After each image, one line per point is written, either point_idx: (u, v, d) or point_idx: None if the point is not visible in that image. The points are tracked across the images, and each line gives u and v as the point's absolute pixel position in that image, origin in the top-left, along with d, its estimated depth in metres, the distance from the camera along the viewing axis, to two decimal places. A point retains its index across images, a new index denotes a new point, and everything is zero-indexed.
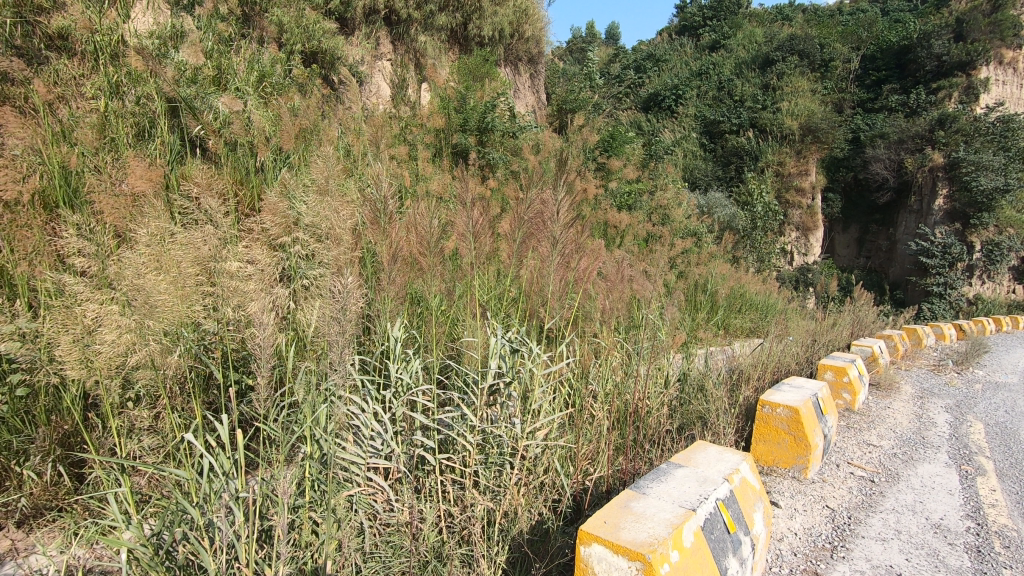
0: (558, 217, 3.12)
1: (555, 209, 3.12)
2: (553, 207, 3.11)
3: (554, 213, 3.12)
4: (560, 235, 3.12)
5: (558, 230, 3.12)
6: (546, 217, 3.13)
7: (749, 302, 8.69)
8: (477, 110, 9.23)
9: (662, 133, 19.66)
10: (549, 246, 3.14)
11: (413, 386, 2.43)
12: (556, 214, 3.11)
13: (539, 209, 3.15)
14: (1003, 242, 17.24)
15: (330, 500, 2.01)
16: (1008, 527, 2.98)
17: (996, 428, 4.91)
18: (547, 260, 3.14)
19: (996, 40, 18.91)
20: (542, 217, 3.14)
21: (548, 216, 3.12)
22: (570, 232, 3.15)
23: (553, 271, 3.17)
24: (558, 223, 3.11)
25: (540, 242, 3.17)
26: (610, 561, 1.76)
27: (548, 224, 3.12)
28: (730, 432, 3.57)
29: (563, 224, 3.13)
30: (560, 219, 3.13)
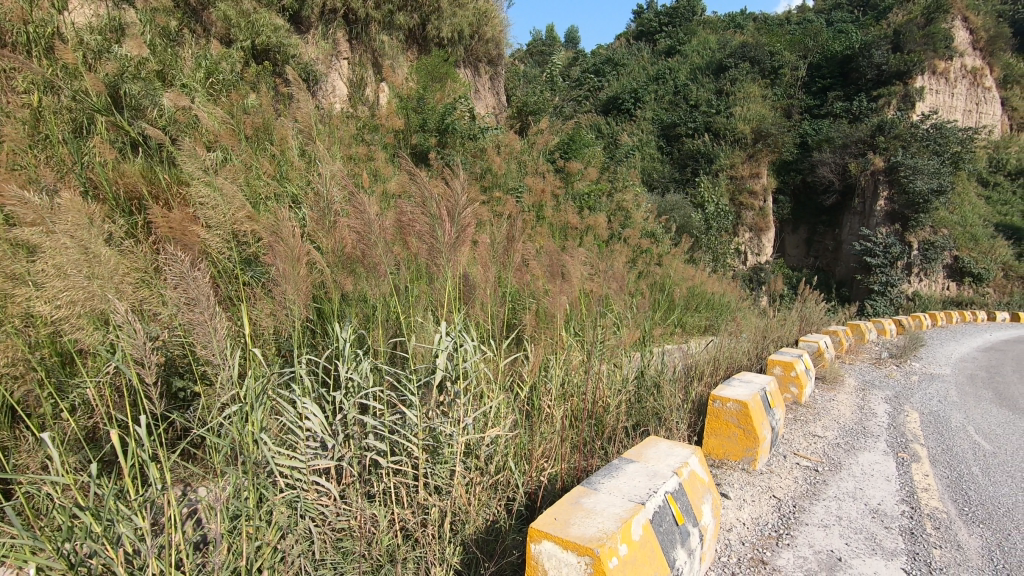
0: (441, 207, 2.98)
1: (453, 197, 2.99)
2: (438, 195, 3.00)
3: (432, 204, 2.97)
4: (440, 230, 2.98)
5: (445, 224, 2.98)
6: (423, 208, 2.98)
7: (704, 301, 8.95)
8: (436, 111, 9.19)
9: (621, 137, 20.00)
10: (434, 239, 3.00)
11: (364, 388, 2.37)
12: (451, 203, 3.01)
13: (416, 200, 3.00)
14: (937, 241, 18.30)
15: (270, 503, 1.96)
16: (939, 510, 3.16)
17: (930, 417, 5.19)
18: (438, 256, 3.02)
19: (929, 51, 20.03)
20: (446, 207, 3.02)
21: (431, 211, 2.98)
22: (449, 224, 3.00)
23: (450, 268, 3.07)
24: (433, 211, 2.97)
25: (425, 233, 3.01)
26: (559, 557, 1.77)
27: (424, 215, 2.98)
28: (683, 427, 3.70)
29: (444, 215, 2.98)
30: (437, 212, 2.98)
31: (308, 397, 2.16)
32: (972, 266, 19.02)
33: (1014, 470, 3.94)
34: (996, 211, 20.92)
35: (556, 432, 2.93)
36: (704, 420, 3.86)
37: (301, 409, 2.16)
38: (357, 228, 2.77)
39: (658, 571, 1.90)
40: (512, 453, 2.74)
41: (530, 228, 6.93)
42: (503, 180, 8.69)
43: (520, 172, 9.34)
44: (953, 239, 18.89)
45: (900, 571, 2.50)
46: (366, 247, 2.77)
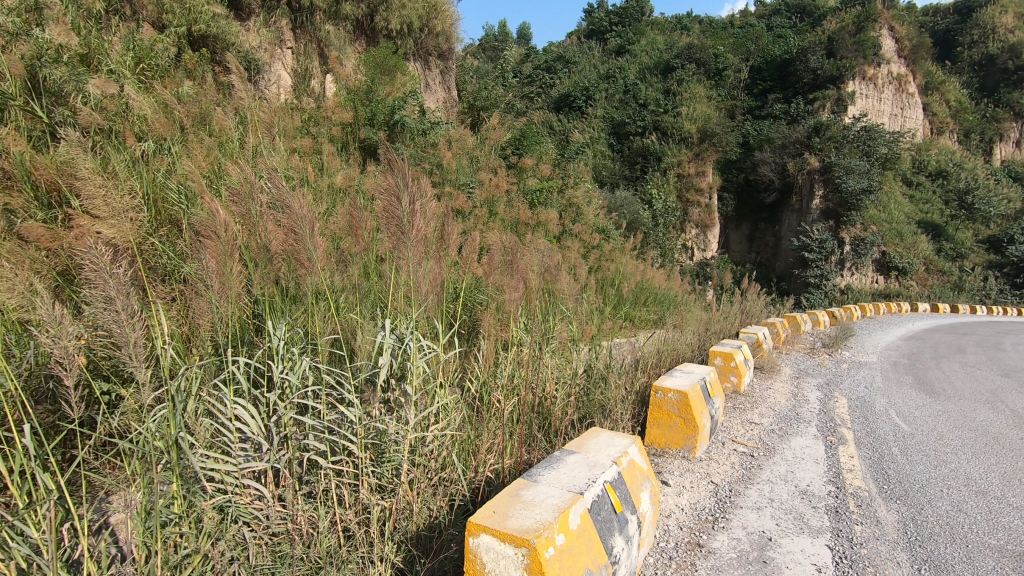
0: (410, 198, 2.97)
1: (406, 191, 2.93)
2: (407, 184, 2.98)
3: (401, 194, 2.96)
4: (409, 222, 2.97)
5: (409, 216, 2.97)
6: (395, 197, 2.96)
7: (652, 296, 9.18)
8: (386, 104, 9.06)
9: (572, 134, 20.21)
10: (401, 231, 2.99)
11: (300, 387, 2.31)
12: (409, 194, 2.97)
13: (385, 189, 2.97)
14: (867, 238, 19.47)
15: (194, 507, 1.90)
16: (861, 488, 3.37)
17: (856, 402, 5.53)
18: (401, 248, 3.00)
19: (859, 58, 21.18)
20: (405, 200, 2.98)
21: (397, 203, 2.94)
22: (416, 214, 3.00)
23: (413, 265, 3.05)
24: (404, 200, 2.97)
25: (390, 225, 3.00)
26: (497, 550, 1.78)
27: (395, 203, 2.96)
28: (627, 418, 3.79)
29: (412, 208, 2.98)
30: (408, 201, 2.98)
31: (241, 399, 2.11)
32: (898, 261, 20.27)
33: (929, 448, 4.25)
34: (920, 209, 22.37)
35: (502, 426, 2.93)
36: (645, 410, 3.98)
37: (234, 411, 2.11)
38: (284, 220, 2.61)
39: (596, 559, 1.94)
40: (454, 448, 2.72)
41: (481, 225, 6.90)
42: (454, 176, 8.63)
43: (472, 168, 9.29)
44: (882, 236, 20.09)
45: (824, 547, 2.65)
46: (296, 241, 2.63)
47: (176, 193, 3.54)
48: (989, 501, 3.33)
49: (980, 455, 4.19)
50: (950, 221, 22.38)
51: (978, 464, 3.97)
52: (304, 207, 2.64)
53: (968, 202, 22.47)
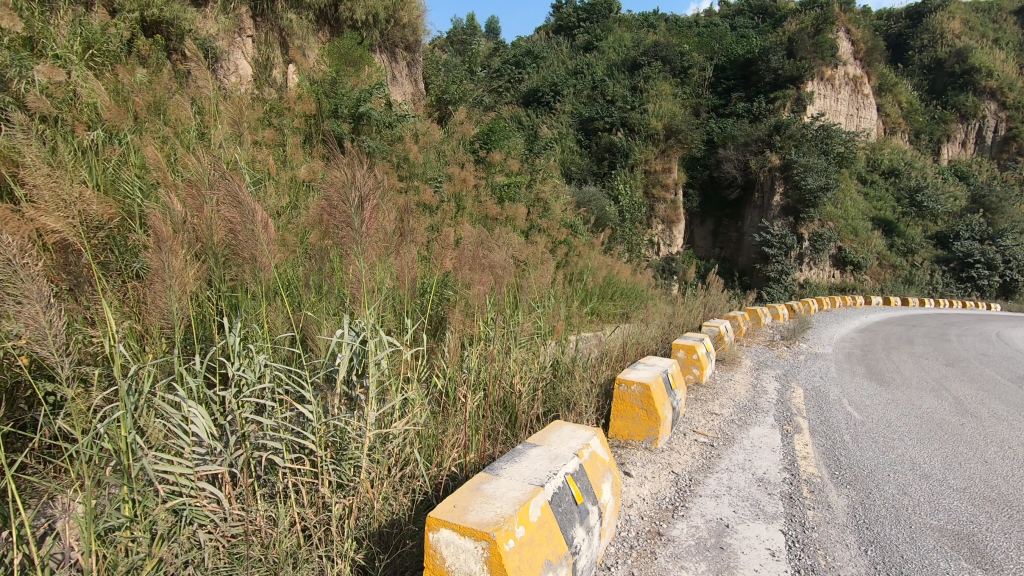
0: (360, 193, 2.85)
1: (366, 186, 2.88)
2: (361, 182, 2.88)
3: (352, 190, 2.83)
4: (359, 218, 2.85)
5: (362, 213, 2.86)
6: (340, 194, 2.80)
7: (619, 290, 9.28)
8: (351, 96, 8.88)
9: (540, 129, 20.24)
10: (350, 228, 2.87)
11: (257, 385, 2.25)
12: (363, 192, 2.88)
13: (335, 185, 2.85)
14: (824, 234, 20.14)
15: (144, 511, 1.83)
16: (814, 475, 3.50)
17: (812, 392, 5.73)
18: (353, 244, 2.88)
19: (818, 59, 21.83)
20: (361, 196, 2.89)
21: (358, 196, 2.87)
22: (369, 210, 2.89)
23: (363, 264, 2.94)
24: (354, 196, 2.83)
25: (340, 222, 2.87)
26: (457, 544, 1.78)
27: (343, 199, 2.82)
28: (592, 410, 3.83)
29: (364, 204, 2.87)
30: (360, 197, 2.86)
31: (193, 401, 2.05)
32: (853, 256, 21.03)
33: (878, 435, 4.44)
34: (873, 206, 23.26)
35: (466, 423, 2.90)
36: (609, 403, 4.03)
37: (186, 412, 2.05)
38: (232, 216, 2.51)
39: (556, 550, 1.96)
40: (416, 445, 2.70)
41: (449, 219, 6.85)
42: (421, 169, 8.54)
43: (439, 162, 9.22)
44: (838, 232, 20.82)
45: (778, 532, 2.74)
46: (245, 238, 2.53)
47: (131, 184, 3.41)
48: (932, 484, 3.51)
49: (924, 440, 4.40)
50: (901, 217, 23.35)
51: (922, 449, 4.18)
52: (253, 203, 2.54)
53: (917, 200, 23.48)
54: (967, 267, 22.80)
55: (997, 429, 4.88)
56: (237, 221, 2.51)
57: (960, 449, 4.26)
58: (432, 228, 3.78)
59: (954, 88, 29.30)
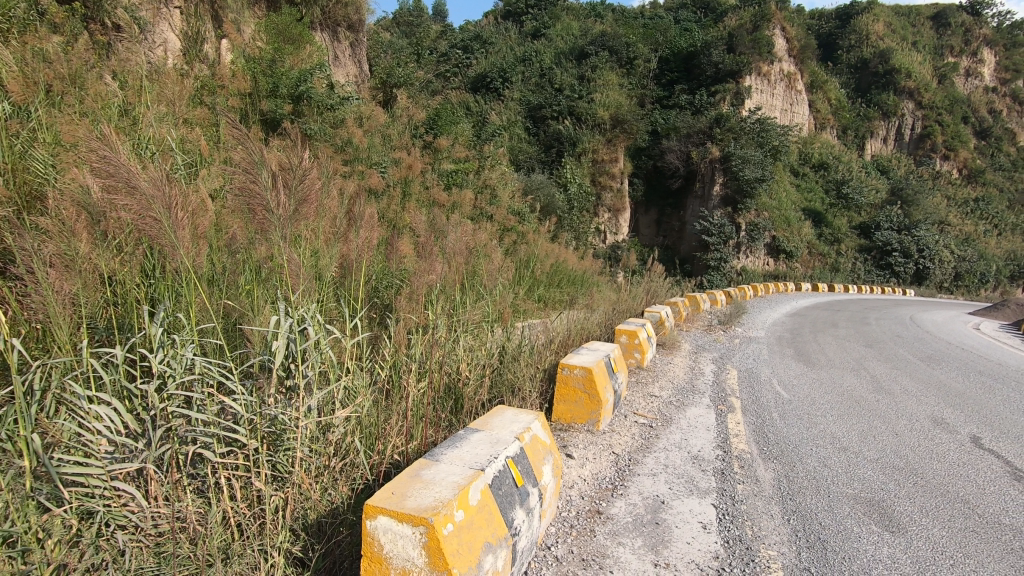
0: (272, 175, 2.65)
1: (299, 166, 2.73)
2: (288, 161, 2.73)
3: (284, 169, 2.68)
4: (272, 201, 2.64)
5: (281, 196, 2.68)
6: (263, 175, 2.64)
7: (567, 277, 9.36)
8: (290, 75, 8.52)
9: (488, 116, 20.09)
10: (265, 211, 2.67)
11: (179, 378, 2.14)
12: (292, 172, 2.72)
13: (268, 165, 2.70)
14: (759, 223, 21.09)
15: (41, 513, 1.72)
16: (744, 451, 3.69)
17: (744, 373, 6.03)
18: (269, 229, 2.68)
19: (755, 55, 22.70)
20: (281, 178, 2.70)
21: (286, 178, 2.70)
22: (287, 193, 2.70)
23: (284, 250, 2.77)
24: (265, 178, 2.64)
25: (252, 204, 2.67)
26: (395, 531, 1.77)
27: (252, 180, 2.61)
28: (536, 395, 3.87)
29: (280, 185, 2.68)
30: (293, 178, 2.71)
31: (103, 397, 1.93)
32: (786, 245, 22.14)
33: (803, 412, 4.73)
34: (804, 198, 24.53)
35: (408, 411, 2.85)
36: (553, 388, 4.08)
37: (96, 410, 1.93)
38: (129, 201, 2.28)
39: (496, 532, 1.98)
40: (357, 433, 2.64)
41: (395, 205, 6.71)
42: (366, 154, 8.32)
43: (384, 147, 9.03)
44: (772, 222, 21.83)
45: (710, 506, 2.88)
46: (153, 225, 2.33)
47: (41, 163, 3.14)
48: (849, 456, 3.77)
49: (843, 416, 4.72)
50: (830, 209, 24.70)
51: (841, 423, 4.49)
52: (157, 185, 2.32)
53: (844, 192, 24.97)
54: (886, 255, 24.53)
55: (907, 403, 5.31)
56: (141, 206, 2.29)
57: (875, 423, 4.60)
58: (378, 213, 3.72)
59: (877, 87, 31.18)
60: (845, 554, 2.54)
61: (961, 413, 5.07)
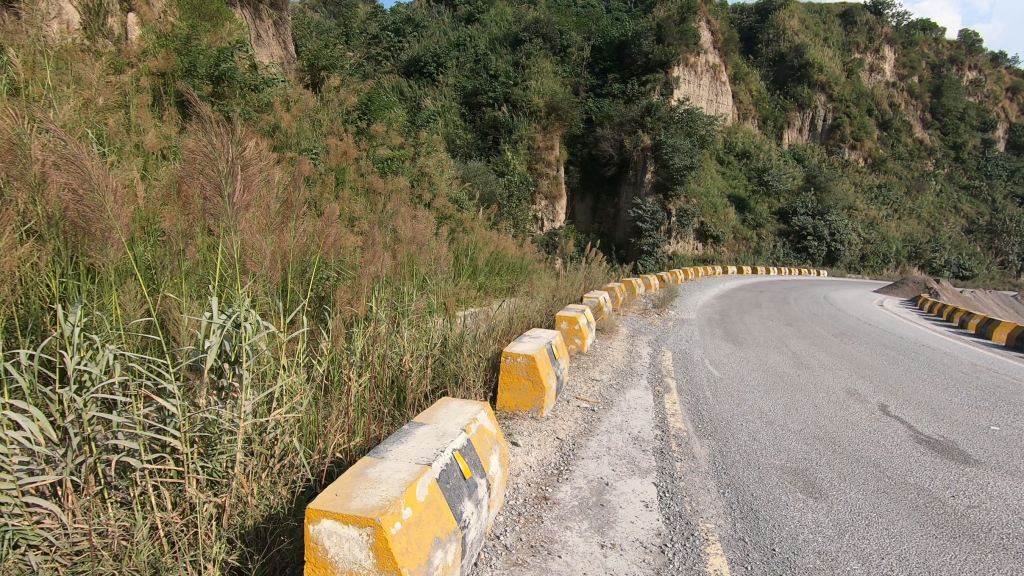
0: (227, 161, 2.55)
1: (234, 151, 2.57)
2: (222, 145, 2.56)
3: (217, 155, 2.52)
4: (229, 187, 2.55)
5: (214, 182, 2.52)
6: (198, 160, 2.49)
7: (508, 265, 9.34)
8: (208, 54, 8.00)
9: (423, 101, 19.70)
10: (220, 197, 2.57)
11: (102, 381, 1.98)
12: (229, 156, 2.57)
13: (200, 148, 2.53)
14: (688, 210, 21.96)
15: None
16: (680, 430, 3.84)
17: (678, 354, 6.29)
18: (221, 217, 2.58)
19: (682, 46, 23.49)
20: (211, 163, 2.52)
21: (217, 164, 2.52)
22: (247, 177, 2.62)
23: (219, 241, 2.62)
24: (224, 161, 2.54)
25: (204, 190, 2.56)
26: (340, 533, 1.72)
27: (211, 164, 2.52)
28: (480, 385, 3.84)
29: (212, 170, 2.51)
30: (227, 164, 2.55)
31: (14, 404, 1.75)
32: (713, 230, 23.19)
33: (732, 389, 5.00)
34: (729, 184, 25.74)
35: (350, 407, 2.77)
36: (497, 376, 4.09)
37: (7, 418, 1.75)
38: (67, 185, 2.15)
39: (445, 526, 1.95)
40: (296, 433, 2.52)
41: (329, 193, 6.45)
42: (296, 140, 7.97)
43: (315, 133, 8.68)
44: (700, 208, 22.79)
45: (651, 484, 2.99)
46: (84, 209, 2.17)
47: None
48: (775, 429, 4.02)
49: (768, 391, 5.02)
50: (752, 195, 26.06)
51: (767, 398, 4.78)
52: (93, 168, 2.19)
53: (764, 179, 26.36)
54: (802, 239, 26.26)
55: (823, 376, 5.72)
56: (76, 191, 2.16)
57: (797, 396, 4.93)
58: (325, 207, 3.64)
59: (793, 80, 33.05)
60: (774, 521, 2.71)
61: (870, 383, 5.52)
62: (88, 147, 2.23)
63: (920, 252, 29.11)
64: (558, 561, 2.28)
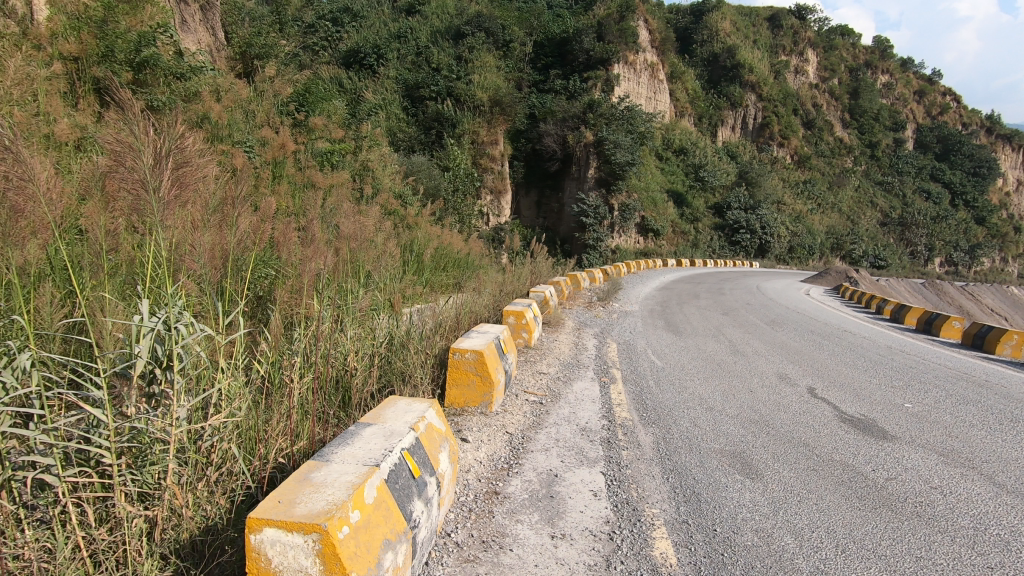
0: (156, 153, 2.41)
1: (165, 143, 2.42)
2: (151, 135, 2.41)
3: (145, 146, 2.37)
4: (156, 181, 2.40)
5: (141, 176, 2.37)
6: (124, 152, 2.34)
7: (454, 260, 9.26)
8: (126, 38, 7.45)
9: (363, 94, 19.18)
10: (146, 192, 2.41)
11: (16, 390, 1.82)
12: (160, 149, 2.42)
13: (127, 140, 2.37)
14: (630, 204, 22.57)
15: None
16: (626, 419, 3.95)
17: (623, 345, 6.46)
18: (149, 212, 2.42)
19: (622, 44, 24.09)
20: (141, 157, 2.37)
21: (146, 156, 2.37)
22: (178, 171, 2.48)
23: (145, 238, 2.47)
24: (150, 154, 2.40)
25: (132, 184, 2.40)
26: (284, 542, 1.65)
27: (135, 156, 2.36)
28: (428, 382, 3.80)
29: (139, 163, 2.37)
30: (156, 157, 2.41)
31: None
32: (653, 224, 23.88)
33: (674, 378, 5.18)
34: (668, 180, 26.62)
35: (292, 410, 2.66)
36: (445, 373, 4.05)
37: None
38: None
39: (395, 528, 1.92)
40: (235, 439, 2.41)
41: (265, 188, 6.19)
42: (227, 131, 7.57)
43: (248, 125, 8.29)
44: (641, 203, 23.46)
45: (599, 473, 3.05)
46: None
47: None
48: (714, 414, 4.19)
49: (707, 378, 5.24)
50: (689, 190, 27.08)
51: (706, 385, 4.98)
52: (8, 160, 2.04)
53: (700, 175, 27.42)
54: (736, 232, 27.49)
55: (757, 362, 6.02)
56: None
57: (734, 382, 5.16)
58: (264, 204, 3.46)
59: (726, 80, 34.46)
60: (714, 502, 2.83)
61: (800, 368, 5.85)
62: (0, 131, 2.05)
63: (841, 244, 31.15)
64: (510, 554, 2.29)
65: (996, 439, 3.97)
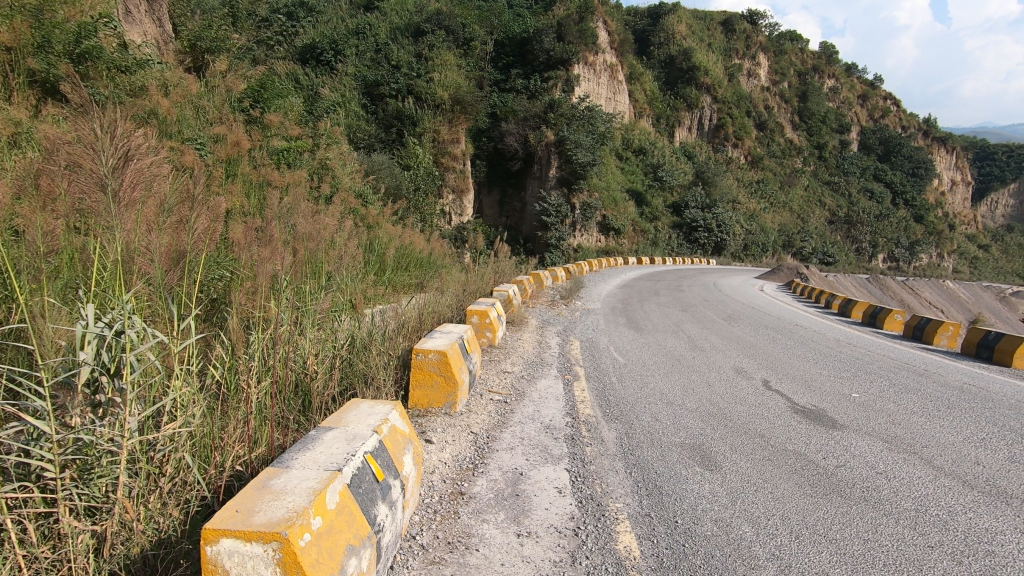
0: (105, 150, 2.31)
1: (117, 139, 2.33)
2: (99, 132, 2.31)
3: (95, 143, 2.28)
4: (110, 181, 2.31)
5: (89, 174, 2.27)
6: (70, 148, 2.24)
7: (416, 259, 9.17)
8: (65, 29, 7.07)
9: (320, 90, 18.76)
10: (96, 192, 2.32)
11: None
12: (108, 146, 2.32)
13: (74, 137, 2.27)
14: (591, 204, 22.89)
15: None
16: (590, 415, 4.00)
17: (585, 343, 6.54)
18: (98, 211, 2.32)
19: (581, 44, 24.39)
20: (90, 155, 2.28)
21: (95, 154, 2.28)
22: (137, 172, 2.40)
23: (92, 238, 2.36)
24: (105, 153, 2.31)
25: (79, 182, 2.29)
26: (242, 552, 1.60)
27: (88, 156, 2.27)
28: (391, 384, 3.75)
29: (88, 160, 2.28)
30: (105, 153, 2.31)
31: None
32: (614, 223, 24.25)
33: (636, 374, 5.28)
34: (628, 179, 27.09)
35: (250, 415, 2.58)
36: (408, 373, 4.01)
37: None
38: None
39: (358, 533, 1.89)
40: (189, 449, 2.32)
41: (218, 186, 5.97)
42: (176, 127, 7.27)
43: (198, 121, 7.99)
44: (602, 202, 23.81)
45: (564, 470, 3.08)
46: None
47: None
48: (674, 409, 4.29)
49: (668, 374, 5.36)
50: (648, 189, 27.66)
51: (667, 380, 5.10)
52: None
53: (659, 175, 28.03)
54: (694, 230, 28.21)
55: (715, 357, 6.19)
56: None
57: (693, 377, 5.30)
58: (216, 203, 3.24)
59: (683, 82, 35.28)
60: (675, 495, 2.90)
61: (755, 362, 6.06)
62: None
63: (791, 241, 32.38)
64: (476, 555, 2.29)
65: (934, 425, 4.21)
